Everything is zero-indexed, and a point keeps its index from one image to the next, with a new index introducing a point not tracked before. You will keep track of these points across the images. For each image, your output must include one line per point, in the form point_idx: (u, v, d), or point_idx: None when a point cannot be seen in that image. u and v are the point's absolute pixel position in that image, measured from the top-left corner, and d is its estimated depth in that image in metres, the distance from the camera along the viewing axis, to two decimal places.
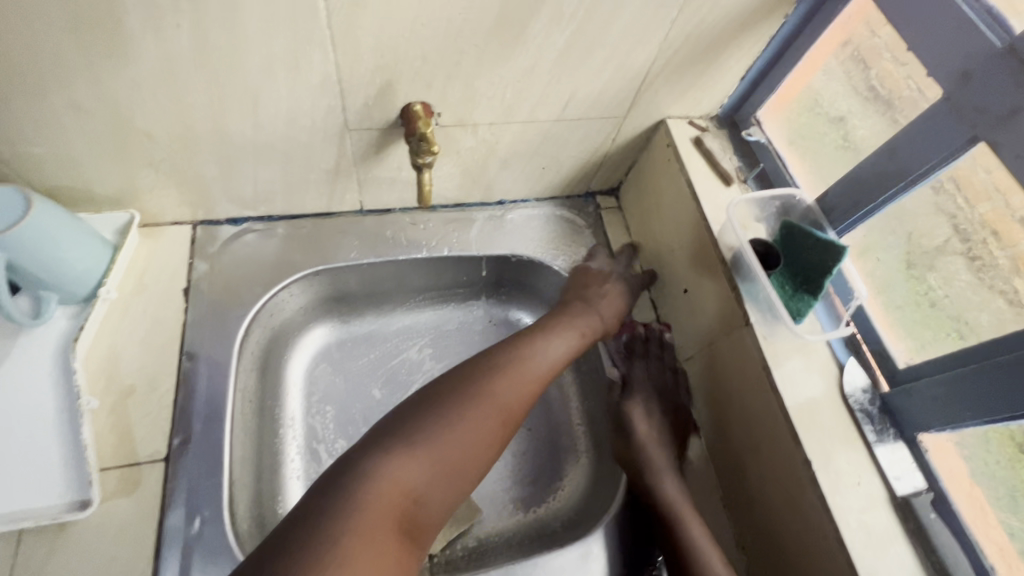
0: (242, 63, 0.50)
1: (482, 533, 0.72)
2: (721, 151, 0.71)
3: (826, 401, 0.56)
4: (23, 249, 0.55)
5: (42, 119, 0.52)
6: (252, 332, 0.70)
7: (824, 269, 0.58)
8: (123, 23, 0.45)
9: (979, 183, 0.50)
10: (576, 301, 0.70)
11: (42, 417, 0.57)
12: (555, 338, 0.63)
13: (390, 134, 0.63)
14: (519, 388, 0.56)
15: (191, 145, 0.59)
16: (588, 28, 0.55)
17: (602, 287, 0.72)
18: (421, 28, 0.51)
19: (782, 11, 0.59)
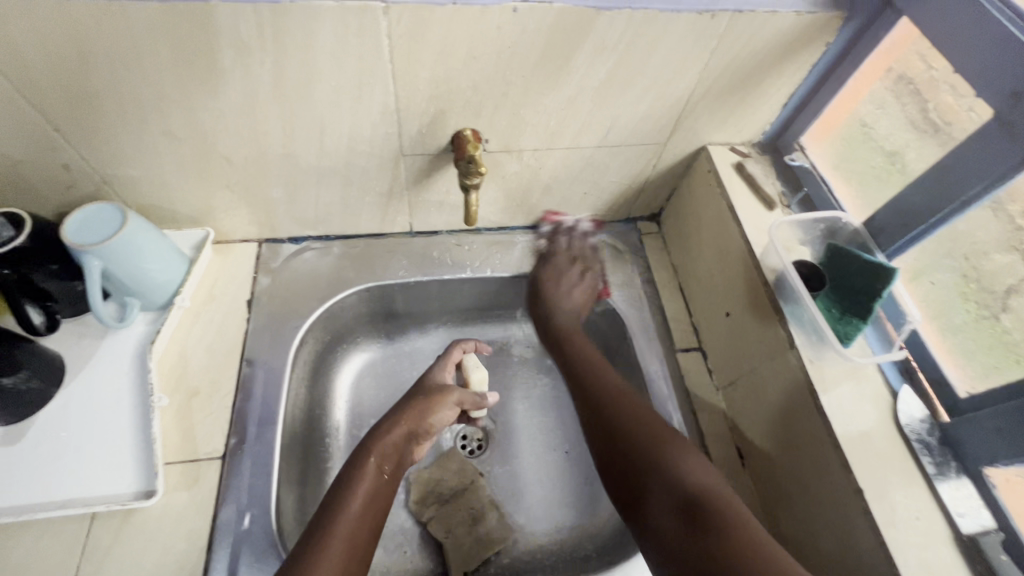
0: (312, 94, 0.56)
1: (515, 553, 0.72)
2: (764, 176, 0.71)
3: (880, 429, 0.54)
4: (116, 258, 0.61)
5: (141, 146, 0.59)
6: (306, 343, 0.74)
7: (874, 293, 0.56)
8: (215, 61, 0.51)
9: None
10: (385, 420, 0.65)
11: (120, 412, 0.63)
12: (362, 487, 0.58)
13: (440, 160, 0.68)
14: (355, 526, 0.55)
15: (263, 170, 0.65)
16: (629, 58, 0.58)
17: (429, 414, 0.66)
18: (472, 61, 0.55)
19: (823, 39, 0.60)
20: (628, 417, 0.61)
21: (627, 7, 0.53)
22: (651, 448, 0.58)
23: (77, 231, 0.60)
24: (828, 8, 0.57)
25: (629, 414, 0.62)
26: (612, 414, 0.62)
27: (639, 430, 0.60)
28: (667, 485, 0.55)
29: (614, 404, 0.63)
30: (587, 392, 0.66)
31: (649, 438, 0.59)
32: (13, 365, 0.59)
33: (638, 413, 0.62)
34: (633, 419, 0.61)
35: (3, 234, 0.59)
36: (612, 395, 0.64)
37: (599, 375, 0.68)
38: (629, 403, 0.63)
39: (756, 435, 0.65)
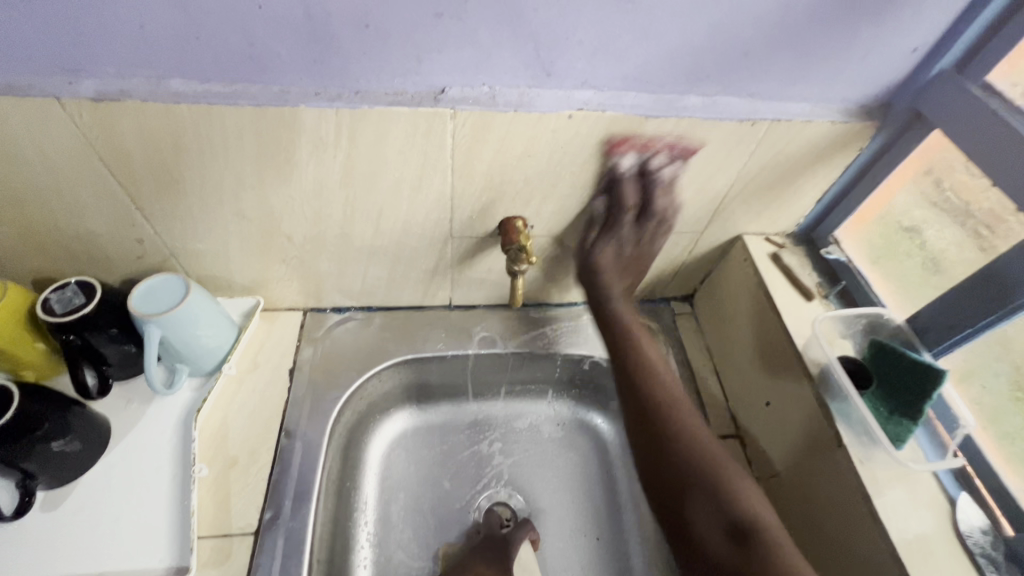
0: (376, 183, 0.60)
1: None
2: (800, 267, 0.73)
3: (938, 539, 0.52)
4: (175, 328, 0.64)
5: (212, 223, 0.63)
6: (343, 414, 0.75)
7: (924, 395, 0.56)
8: (292, 154, 0.56)
9: None
10: None
11: (159, 480, 0.63)
12: None
13: (487, 242, 0.71)
14: None
15: (319, 247, 0.69)
16: (673, 158, 0.62)
17: None
18: (526, 158, 0.59)
19: (857, 144, 0.63)
20: (695, 436, 0.57)
21: (673, 114, 0.57)
22: (705, 474, 0.54)
23: (142, 301, 0.63)
24: (861, 118, 0.60)
25: (687, 435, 0.57)
26: (664, 434, 0.57)
27: (693, 454, 0.55)
28: (718, 510, 0.52)
29: (668, 422, 0.58)
30: (646, 400, 0.60)
31: (701, 463, 0.55)
32: (60, 431, 0.59)
33: (691, 434, 0.57)
34: (687, 437, 0.57)
35: (74, 301, 0.62)
36: (663, 407, 0.59)
37: (657, 377, 0.62)
38: (682, 416, 0.59)
39: (801, 533, 0.63)
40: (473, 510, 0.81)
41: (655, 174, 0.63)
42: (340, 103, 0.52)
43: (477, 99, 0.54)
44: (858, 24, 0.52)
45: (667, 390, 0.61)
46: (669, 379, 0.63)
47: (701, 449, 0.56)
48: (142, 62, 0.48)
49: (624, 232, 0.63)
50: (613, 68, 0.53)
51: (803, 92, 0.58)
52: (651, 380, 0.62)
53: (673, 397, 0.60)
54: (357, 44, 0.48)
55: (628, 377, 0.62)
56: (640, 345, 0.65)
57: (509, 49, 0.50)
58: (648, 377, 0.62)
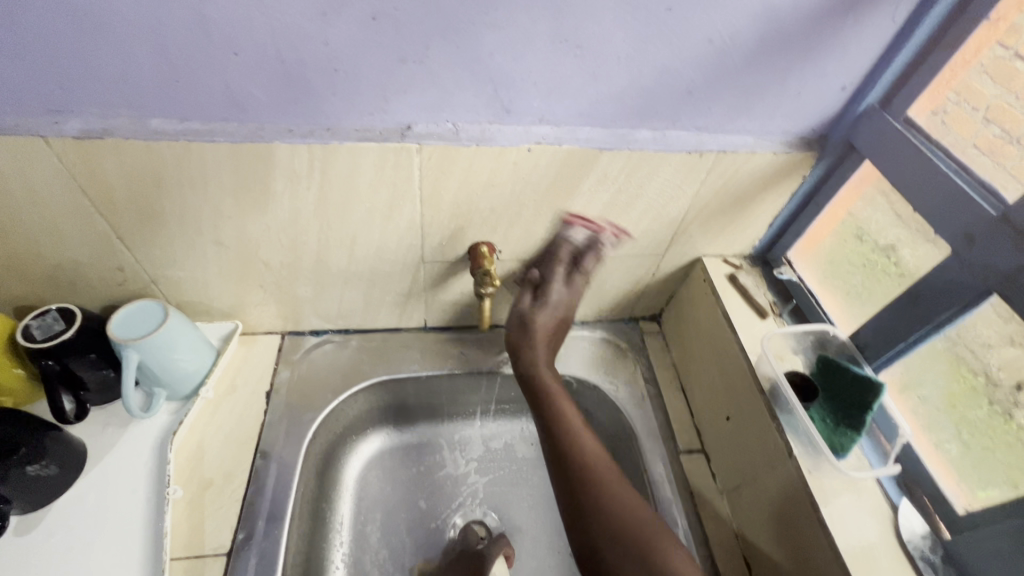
0: (348, 213, 0.64)
1: None
2: (755, 287, 0.77)
3: (882, 544, 0.55)
4: (153, 352, 0.66)
5: (191, 252, 0.66)
6: (318, 435, 0.77)
7: (865, 405, 0.59)
8: (268, 186, 0.59)
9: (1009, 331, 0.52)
10: None
11: (133, 503, 0.64)
12: None
13: (457, 266, 0.74)
14: None
15: (296, 273, 0.72)
16: (628, 187, 0.66)
17: None
18: (490, 188, 0.63)
19: (800, 173, 0.68)
20: (613, 507, 0.59)
21: (625, 147, 0.62)
22: (634, 540, 0.57)
23: (122, 326, 0.65)
24: (801, 149, 0.65)
25: (616, 500, 0.60)
26: (592, 495, 0.60)
27: (617, 525, 0.58)
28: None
29: (602, 484, 0.61)
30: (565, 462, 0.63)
31: (635, 533, 0.57)
32: (37, 454, 0.61)
33: (619, 501, 0.60)
34: (609, 507, 0.59)
35: (54, 327, 0.64)
36: (593, 472, 0.62)
37: (575, 434, 0.65)
38: (604, 483, 0.61)
39: (761, 544, 0.65)
40: (447, 529, 0.82)
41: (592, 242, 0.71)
42: (312, 139, 0.55)
43: (441, 135, 0.57)
44: (788, 66, 0.57)
45: (592, 458, 0.63)
46: (586, 439, 0.65)
47: (628, 511, 0.59)
48: (124, 103, 0.51)
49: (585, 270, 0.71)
50: (567, 106, 0.58)
51: (746, 126, 0.63)
52: (580, 442, 0.65)
53: (580, 447, 0.64)
54: (326, 86, 0.52)
55: (556, 447, 0.65)
56: (560, 403, 0.68)
57: (469, 90, 0.55)
58: (573, 434, 0.65)
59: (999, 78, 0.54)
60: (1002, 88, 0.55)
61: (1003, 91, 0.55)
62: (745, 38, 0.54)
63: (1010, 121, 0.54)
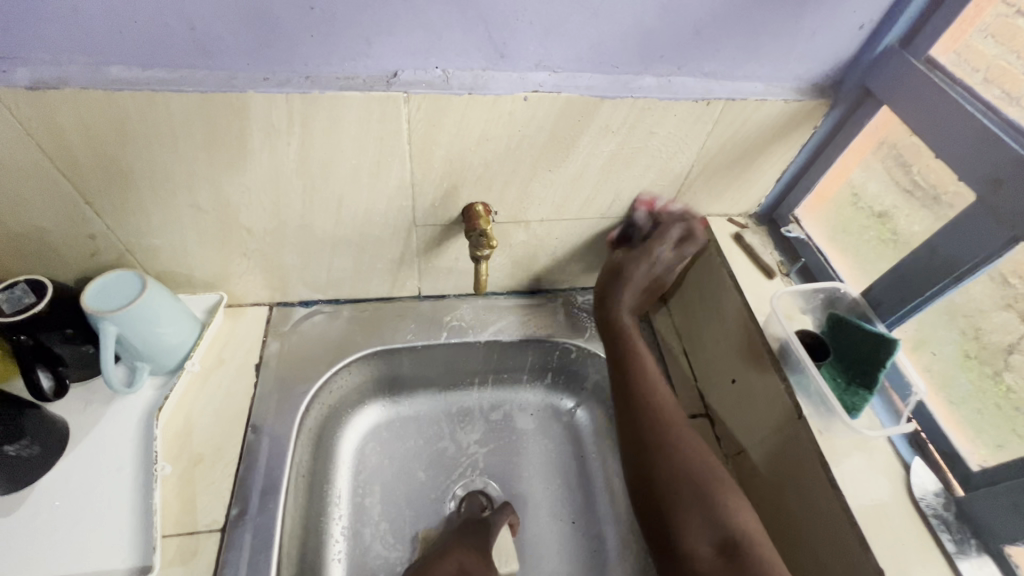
0: (335, 172, 0.60)
1: None
2: (762, 247, 0.74)
3: (894, 502, 0.54)
4: (131, 324, 0.63)
5: (167, 217, 0.62)
6: (312, 407, 0.74)
7: (878, 363, 0.57)
8: (245, 142, 0.55)
9: None
10: None
11: (121, 481, 0.62)
12: None
13: (452, 229, 0.71)
14: None
15: (282, 239, 0.68)
16: (631, 139, 0.63)
17: None
18: (484, 142, 0.59)
19: (811, 122, 0.65)
20: (680, 452, 0.62)
21: (628, 95, 0.57)
22: (695, 490, 0.59)
23: (96, 298, 0.62)
24: (813, 96, 0.61)
25: (682, 448, 0.62)
26: (663, 436, 0.63)
27: (683, 475, 0.60)
28: (706, 520, 0.57)
29: (670, 429, 0.64)
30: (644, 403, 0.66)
31: (700, 477, 0.60)
32: (16, 433, 0.58)
33: (681, 449, 0.62)
34: (674, 451, 0.62)
35: (25, 300, 0.60)
36: (661, 419, 0.65)
37: (653, 386, 0.68)
38: (671, 427, 0.64)
39: (767, 506, 0.64)
40: (448, 500, 0.81)
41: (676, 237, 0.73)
42: (290, 88, 0.51)
43: (431, 82, 0.53)
44: (804, 2, 0.53)
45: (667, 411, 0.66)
46: (657, 383, 0.69)
47: (692, 460, 0.61)
48: (81, 49, 0.47)
49: (659, 257, 0.73)
50: (566, 49, 0.53)
51: (756, 71, 0.59)
52: (654, 394, 0.67)
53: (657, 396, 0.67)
54: (303, 27, 0.47)
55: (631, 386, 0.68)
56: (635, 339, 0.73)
57: (459, 31, 0.50)
58: (643, 395, 0.67)
59: (1003, 36, 0.53)
60: (1003, 48, 0.53)
61: (1004, 51, 0.52)
62: None
63: (1009, 82, 0.52)
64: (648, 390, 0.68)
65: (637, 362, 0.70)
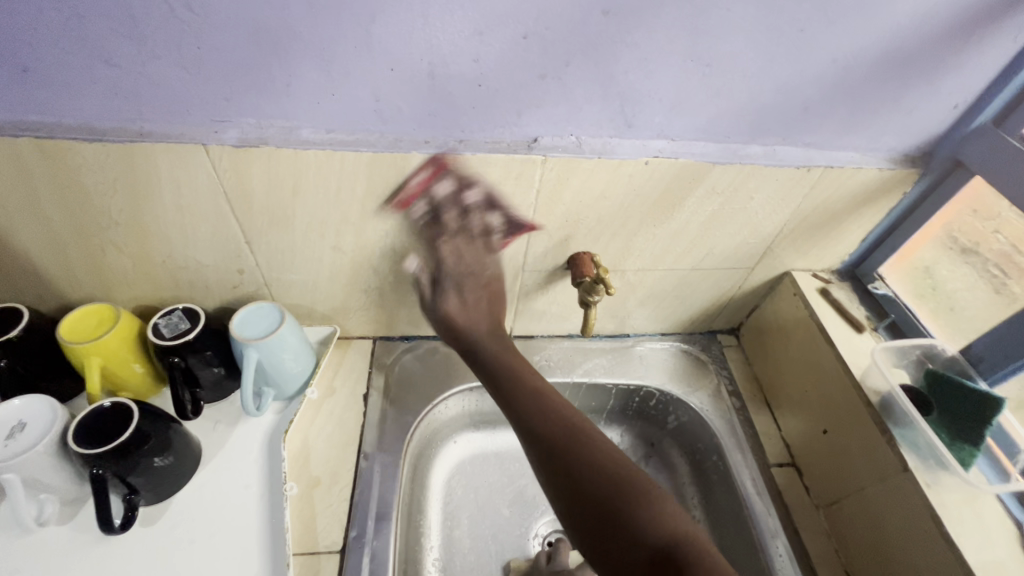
0: (463, 221, 0.66)
1: None
2: (848, 302, 0.77)
3: (1011, 560, 0.55)
4: (269, 351, 0.69)
5: (310, 256, 0.69)
6: (413, 438, 0.78)
7: (984, 421, 0.59)
8: (397, 194, 0.62)
9: None
10: None
11: (250, 498, 0.66)
12: None
13: (555, 275, 0.76)
14: None
15: (402, 278, 0.74)
16: (733, 200, 0.68)
17: None
18: (601, 199, 0.65)
19: (901, 189, 0.69)
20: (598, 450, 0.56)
21: (736, 161, 0.63)
22: (617, 493, 0.52)
23: (242, 327, 0.69)
24: (905, 166, 0.67)
25: (593, 449, 0.56)
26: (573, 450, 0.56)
27: (604, 476, 0.54)
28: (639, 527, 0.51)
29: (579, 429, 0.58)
30: (537, 410, 0.59)
31: (619, 477, 0.54)
32: (163, 446, 0.63)
33: (595, 448, 0.56)
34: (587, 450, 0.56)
35: (181, 326, 0.67)
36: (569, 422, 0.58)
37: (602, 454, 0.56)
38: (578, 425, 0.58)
39: (867, 558, 0.65)
40: (532, 537, 0.83)
41: (460, 195, 0.63)
42: (446, 150, 0.58)
43: (566, 147, 0.60)
44: (905, 85, 0.59)
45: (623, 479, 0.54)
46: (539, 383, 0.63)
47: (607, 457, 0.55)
48: (282, 116, 0.55)
49: (474, 226, 0.66)
50: (686, 120, 0.60)
51: (855, 142, 0.64)
52: (604, 459, 0.55)
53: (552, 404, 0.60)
54: (467, 99, 0.55)
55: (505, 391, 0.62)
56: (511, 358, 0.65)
57: (597, 104, 0.57)
58: (534, 405, 0.60)
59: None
60: None
61: None
62: (869, 57, 0.55)
63: None
64: (584, 458, 0.55)
65: (525, 377, 0.63)
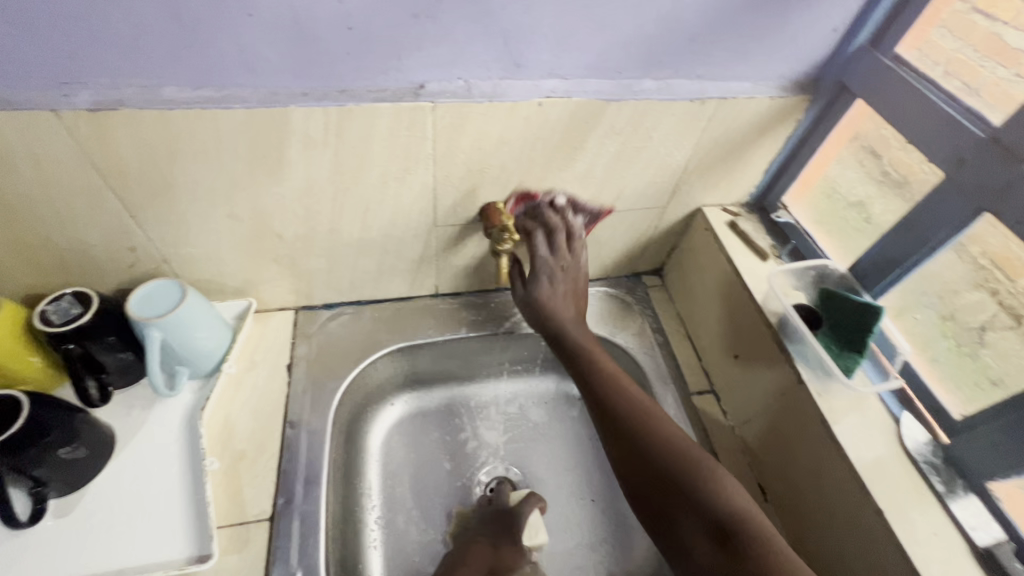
0: (362, 177, 0.64)
1: None
2: (754, 232, 0.80)
3: (889, 453, 0.60)
4: (174, 329, 0.66)
5: (206, 227, 0.66)
6: (342, 403, 0.78)
7: (867, 329, 0.63)
8: (283, 152, 0.59)
9: (1007, 239, 0.55)
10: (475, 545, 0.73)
11: (170, 478, 0.65)
12: None
13: (469, 228, 0.76)
14: None
15: (310, 243, 0.72)
16: (634, 138, 0.68)
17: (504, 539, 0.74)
18: (501, 144, 0.64)
19: (794, 117, 0.71)
20: (669, 438, 0.62)
21: (631, 97, 0.63)
22: (688, 468, 0.60)
23: (141, 306, 0.65)
24: (794, 93, 0.68)
25: (664, 434, 0.62)
26: (645, 438, 0.62)
27: (673, 459, 0.60)
28: (699, 504, 0.57)
29: (657, 423, 0.64)
30: (616, 404, 0.66)
31: (687, 459, 0.60)
32: (69, 437, 0.60)
33: (667, 437, 0.62)
34: (664, 438, 0.62)
35: (72, 310, 0.64)
36: (642, 416, 0.64)
37: (670, 445, 0.61)
38: (653, 417, 0.65)
39: (775, 467, 0.70)
40: (474, 486, 0.85)
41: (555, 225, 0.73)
42: (327, 102, 0.55)
43: (454, 92, 0.58)
44: (783, 10, 0.59)
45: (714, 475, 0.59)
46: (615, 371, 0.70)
47: (676, 442, 0.62)
48: (137, 73, 0.50)
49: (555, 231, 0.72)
50: (575, 57, 0.59)
51: (745, 72, 0.65)
52: (679, 452, 0.61)
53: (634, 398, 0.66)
54: (340, 44, 0.52)
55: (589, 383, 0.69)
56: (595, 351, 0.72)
57: (480, 44, 0.55)
58: (616, 392, 0.67)
59: (959, 32, 0.59)
60: (962, 42, 0.59)
61: (976, 53, 0.58)
62: None
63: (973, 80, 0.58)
64: (656, 446, 0.61)
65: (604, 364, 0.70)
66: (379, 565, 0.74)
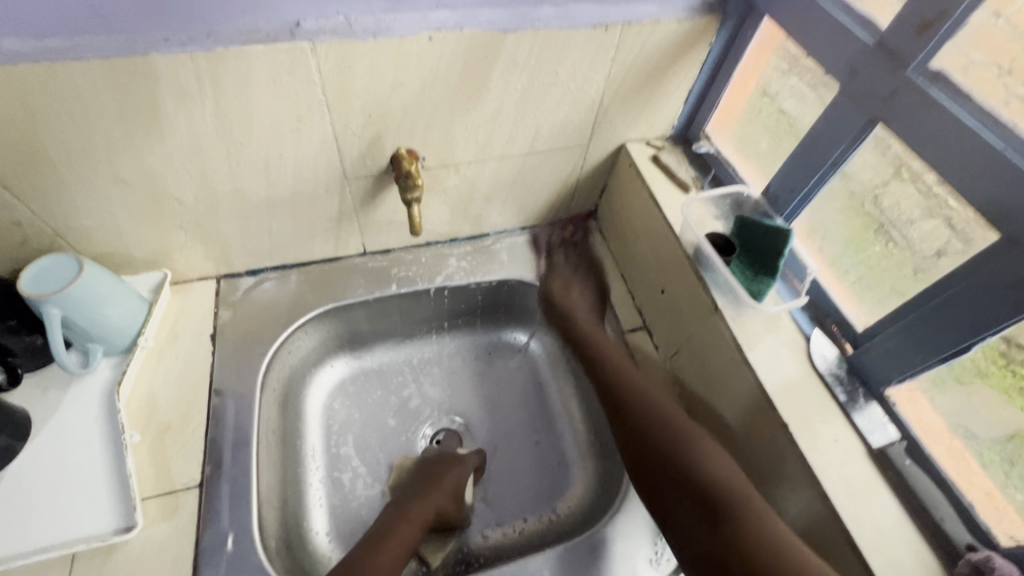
0: (253, 130, 0.61)
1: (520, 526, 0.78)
2: (677, 164, 0.79)
3: (798, 368, 0.62)
4: (76, 306, 0.63)
5: (94, 195, 0.62)
6: (272, 370, 0.77)
7: (777, 252, 0.64)
8: (157, 106, 0.55)
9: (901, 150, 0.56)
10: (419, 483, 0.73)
11: (91, 455, 0.64)
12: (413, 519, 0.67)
13: (383, 180, 0.73)
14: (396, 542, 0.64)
15: (214, 206, 0.69)
16: (540, 73, 0.66)
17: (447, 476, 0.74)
18: (398, 86, 0.61)
19: (705, 40, 0.69)
20: (653, 407, 0.68)
21: (528, 26, 0.60)
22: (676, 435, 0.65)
23: (35, 284, 0.62)
24: (702, 14, 0.66)
25: (647, 405, 0.68)
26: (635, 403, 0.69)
27: (660, 421, 0.66)
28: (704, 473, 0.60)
29: (637, 393, 0.70)
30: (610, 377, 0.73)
31: (667, 425, 0.66)
32: None
33: (648, 403, 0.69)
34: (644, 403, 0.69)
35: None
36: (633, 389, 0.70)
37: (653, 411, 0.68)
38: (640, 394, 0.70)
39: (698, 394, 0.72)
40: (418, 439, 0.86)
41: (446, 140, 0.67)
42: (192, 47, 0.52)
43: (334, 29, 0.55)
44: None
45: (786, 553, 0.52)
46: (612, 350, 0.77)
47: (660, 407, 0.68)
48: None
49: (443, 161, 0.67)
50: None
51: None
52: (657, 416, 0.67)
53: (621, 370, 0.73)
54: None
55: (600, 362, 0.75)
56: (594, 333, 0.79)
57: None
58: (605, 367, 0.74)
59: None
60: None
61: None
62: None
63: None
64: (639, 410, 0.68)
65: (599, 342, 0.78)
66: (324, 521, 0.75)
